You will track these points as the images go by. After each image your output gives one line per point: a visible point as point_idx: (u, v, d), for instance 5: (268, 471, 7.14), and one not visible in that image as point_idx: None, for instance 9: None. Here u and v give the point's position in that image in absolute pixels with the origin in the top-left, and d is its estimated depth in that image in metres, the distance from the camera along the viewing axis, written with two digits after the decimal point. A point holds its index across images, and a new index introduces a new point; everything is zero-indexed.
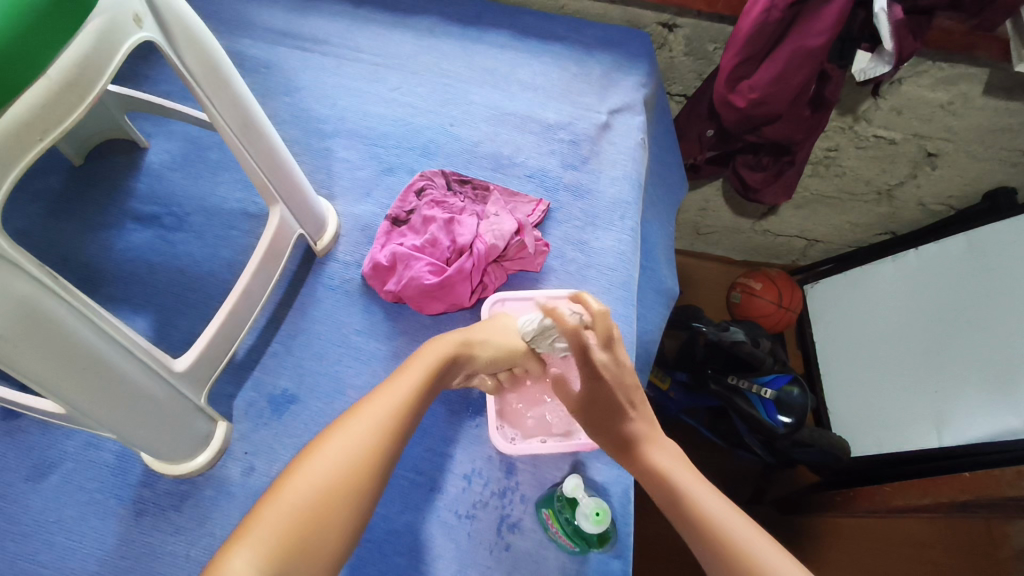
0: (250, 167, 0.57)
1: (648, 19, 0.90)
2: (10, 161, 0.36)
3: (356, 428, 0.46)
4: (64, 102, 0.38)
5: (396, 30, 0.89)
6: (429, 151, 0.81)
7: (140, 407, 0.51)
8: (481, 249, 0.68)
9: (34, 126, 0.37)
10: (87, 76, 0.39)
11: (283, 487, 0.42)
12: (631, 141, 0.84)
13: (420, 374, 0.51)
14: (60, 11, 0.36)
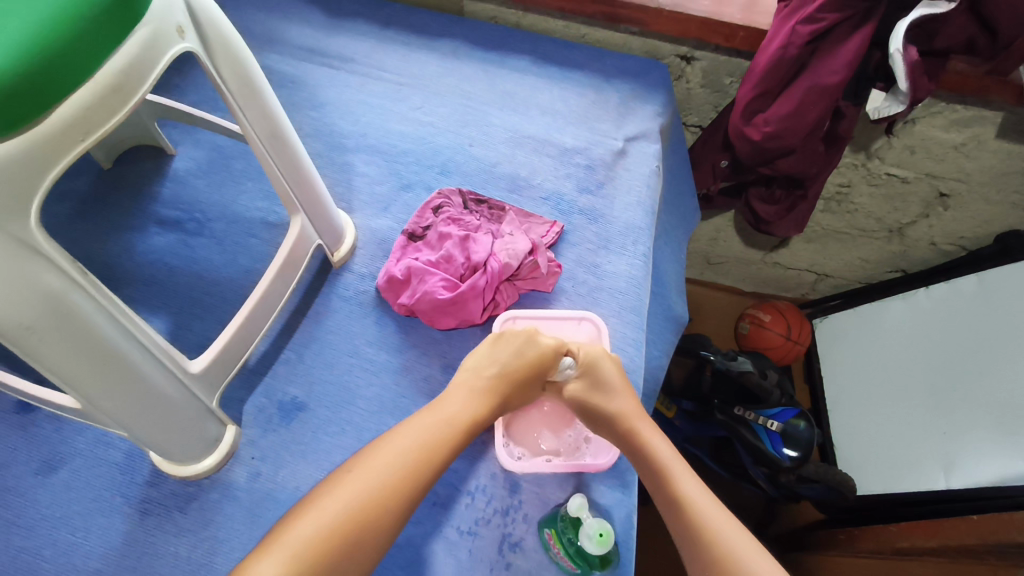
0: (275, 177, 0.59)
1: (667, 51, 0.94)
2: (54, 157, 0.38)
3: (385, 456, 0.48)
4: (110, 106, 0.40)
5: (421, 51, 0.91)
6: (447, 169, 0.83)
7: (156, 407, 0.52)
8: (495, 266, 0.69)
9: (78, 126, 0.38)
10: (133, 82, 0.41)
11: (312, 506, 0.44)
12: (647, 168, 0.85)
13: (451, 410, 0.54)
14: (109, 18, 0.38)
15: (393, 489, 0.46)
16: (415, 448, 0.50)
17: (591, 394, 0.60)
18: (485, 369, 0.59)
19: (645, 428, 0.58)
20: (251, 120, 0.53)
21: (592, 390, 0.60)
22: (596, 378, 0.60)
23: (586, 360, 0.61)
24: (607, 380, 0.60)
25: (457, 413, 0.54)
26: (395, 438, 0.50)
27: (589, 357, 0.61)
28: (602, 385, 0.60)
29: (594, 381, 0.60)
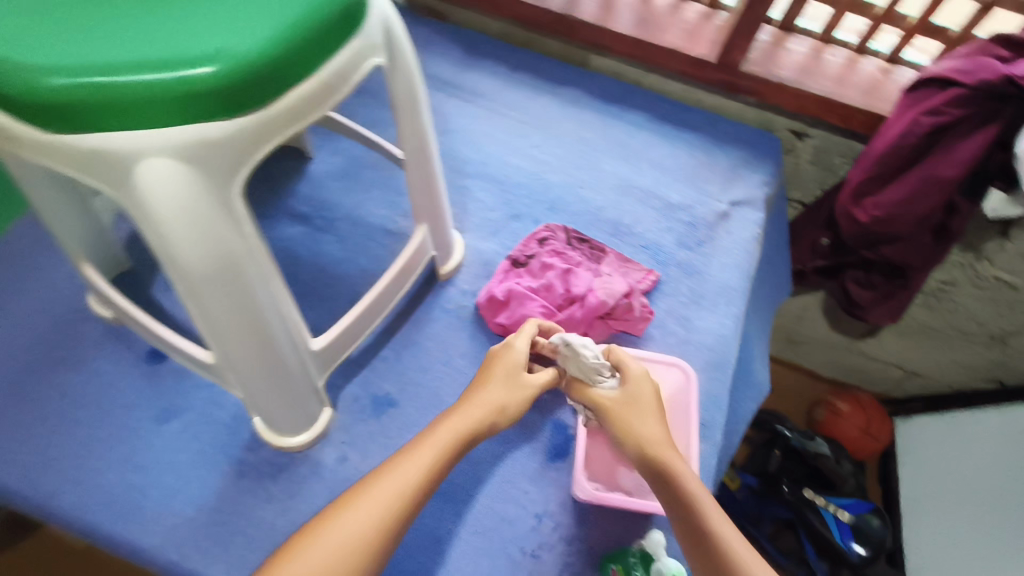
0: (413, 187, 0.64)
1: (781, 124, 0.97)
2: (268, 137, 0.43)
3: (401, 472, 0.51)
4: (318, 101, 0.45)
5: (546, 96, 0.98)
6: (556, 206, 0.87)
7: (280, 377, 0.57)
8: (593, 302, 0.72)
9: (292, 114, 0.43)
10: (340, 83, 0.46)
11: (339, 515, 0.48)
12: (748, 234, 0.87)
13: (427, 454, 0.53)
14: (331, 29, 0.44)
15: (367, 545, 0.47)
16: (423, 467, 0.52)
17: (625, 406, 0.60)
18: (485, 396, 0.59)
19: (673, 460, 0.56)
20: (411, 134, 0.59)
21: (629, 402, 0.60)
22: (641, 395, 0.61)
23: (634, 376, 0.62)
24: (648, 398, 0.60)
25: (465, 431, 0.56)
26: (407, 456, 0.53)
27: (637, 373, 0.62)
28: (645, 401, 0.60)
29: (635, 395, 0.61)
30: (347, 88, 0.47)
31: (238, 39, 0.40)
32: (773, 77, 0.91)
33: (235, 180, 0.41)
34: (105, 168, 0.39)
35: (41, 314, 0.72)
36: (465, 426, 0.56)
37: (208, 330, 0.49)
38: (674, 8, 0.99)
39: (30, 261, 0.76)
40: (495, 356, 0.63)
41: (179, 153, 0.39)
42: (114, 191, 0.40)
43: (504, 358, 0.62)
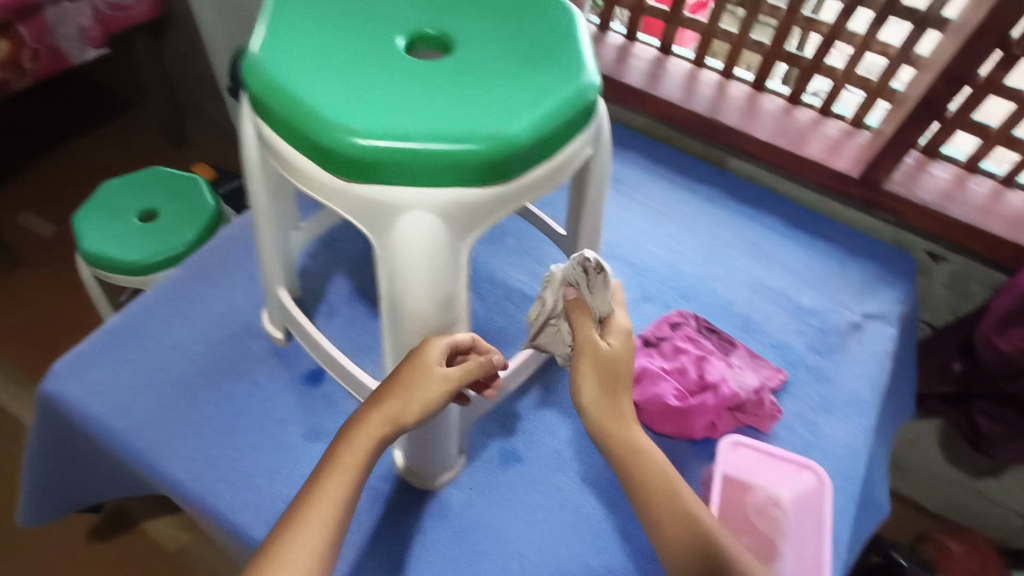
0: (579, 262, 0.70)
1: (918, 245, 0.99)
2: (509, 205, 0.47)
3: (334, 482, 0.49)
4: (549, 179, 0.48)
5: (683, 191, 1.03)
6: (687, 295, 0.90)
7: (438, 416, 0.60)
8: (726, 392, 0.73)
9: (532, 188, 0.47)
10: (569, 166, 0.49)
11: (293, 537, 0.46)
12: (881, 348, 0.86)
13: (345, 479, 0.49)
14: (583, 116, 0.47)
15: None
16: (350, 479, 0.49)
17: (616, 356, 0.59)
18: (405, 404, 0.50)
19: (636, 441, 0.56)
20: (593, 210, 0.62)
21: (612, 360, 0.58)
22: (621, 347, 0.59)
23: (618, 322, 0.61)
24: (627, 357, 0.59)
25: (373, 446, 0.50)
26: (332, 471, 0.49)
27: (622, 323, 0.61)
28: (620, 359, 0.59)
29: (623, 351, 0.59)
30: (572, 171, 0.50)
31: (499, 118, 0.44)
32: (916, 199, 0.93)
33: (469, 239, 0.46)
34: (374, 215, 0.44)
35: (217, 325, 0.79)
36: (373, 442, 0.51)
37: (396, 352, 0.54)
38: (817, 123, 1.03)
39: (213, 277, 0.83)
40: (415, 354, 0.51)
41: (435, 209, 0.43)
42: (370, 229, 0.45)
43: (421, 355, 0.51)
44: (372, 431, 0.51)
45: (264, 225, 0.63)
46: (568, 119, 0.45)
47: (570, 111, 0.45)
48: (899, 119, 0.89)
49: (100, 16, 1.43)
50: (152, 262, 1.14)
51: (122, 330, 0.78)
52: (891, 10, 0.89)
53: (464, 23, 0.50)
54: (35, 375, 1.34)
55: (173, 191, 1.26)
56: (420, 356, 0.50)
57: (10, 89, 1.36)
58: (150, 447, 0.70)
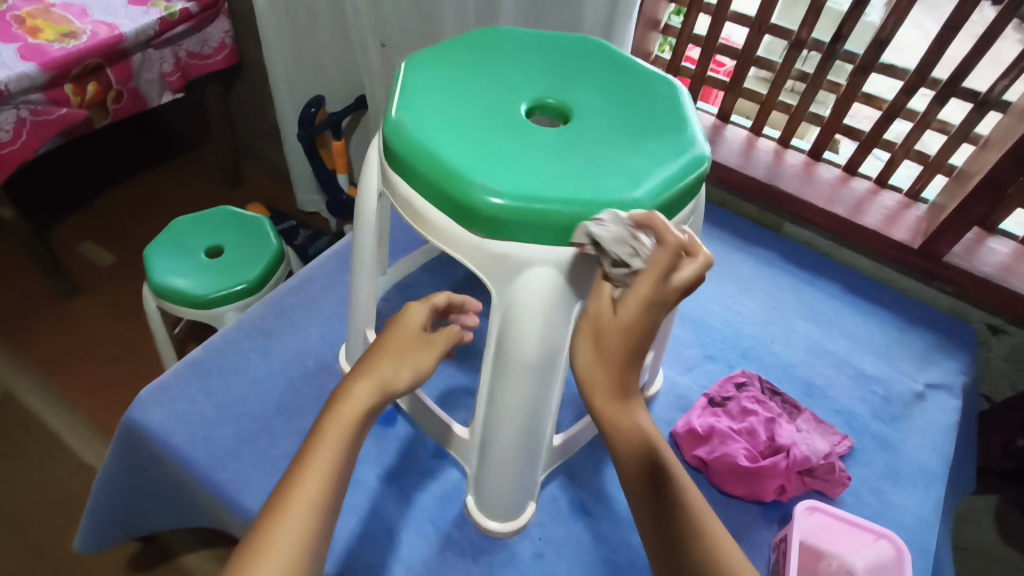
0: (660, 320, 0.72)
1: (977, 316, 0.99)
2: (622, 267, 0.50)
3: (325, 456, 0.47)
4: None
5: (740, 253, 1.06)
6: (749, 354, 0.92)
7: (522, 462, 0.62)
8: (798, 455, 0.73)
9: None
10: (675, 235, 0.53)
11: (281, 513, 0.44)
12: (946, 419, 0.86)
13: (338, 443, 0.47)
14: (693, 190, 0.51)
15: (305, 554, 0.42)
16: (336, 456, 0.47)
17: (623, 338, 0.46)
18: (385, 367, 0.52)
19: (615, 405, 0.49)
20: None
21: (626, 338, 0.46)
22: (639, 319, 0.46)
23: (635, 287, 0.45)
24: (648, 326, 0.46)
25: (359, 416, 0.49)
26: (319, 446, 0.47)
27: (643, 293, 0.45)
28: (630, 337, 0.46)
29: (636, 329, 0.46)
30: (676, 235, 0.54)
31: (625, 186, 0.48)
32: (977, 272, 0.94)
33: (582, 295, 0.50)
34: (494, 266, 0.49)
35: (295, 363, 0.82)
36: (362, 411, 0.50)
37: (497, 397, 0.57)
38: (874, 193, 1.06)
39: (291, 317, 0.87)
40: (395, 322, 0.56)
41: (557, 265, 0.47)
42: (492, 280, 0.49)
43: (401, 321, 0.56)
44: (361, 394, 0.50)
45: (365, 272, 0.66)
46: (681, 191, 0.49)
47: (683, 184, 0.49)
48: (962, 195, 0.91)
49: (181, 63, 1.52)
50: (218, 296, 1.18)
51: (202, 362, 0.81)
52: (953, 91, 0.93)
53: (581, 97, 0.55)
54: (84, 400, 1.36)
55: (241, 230, 1.31)
56: (400, 322, 0.55)
57: (92, 126, 1.44)
58: (229, 480, 0.71)
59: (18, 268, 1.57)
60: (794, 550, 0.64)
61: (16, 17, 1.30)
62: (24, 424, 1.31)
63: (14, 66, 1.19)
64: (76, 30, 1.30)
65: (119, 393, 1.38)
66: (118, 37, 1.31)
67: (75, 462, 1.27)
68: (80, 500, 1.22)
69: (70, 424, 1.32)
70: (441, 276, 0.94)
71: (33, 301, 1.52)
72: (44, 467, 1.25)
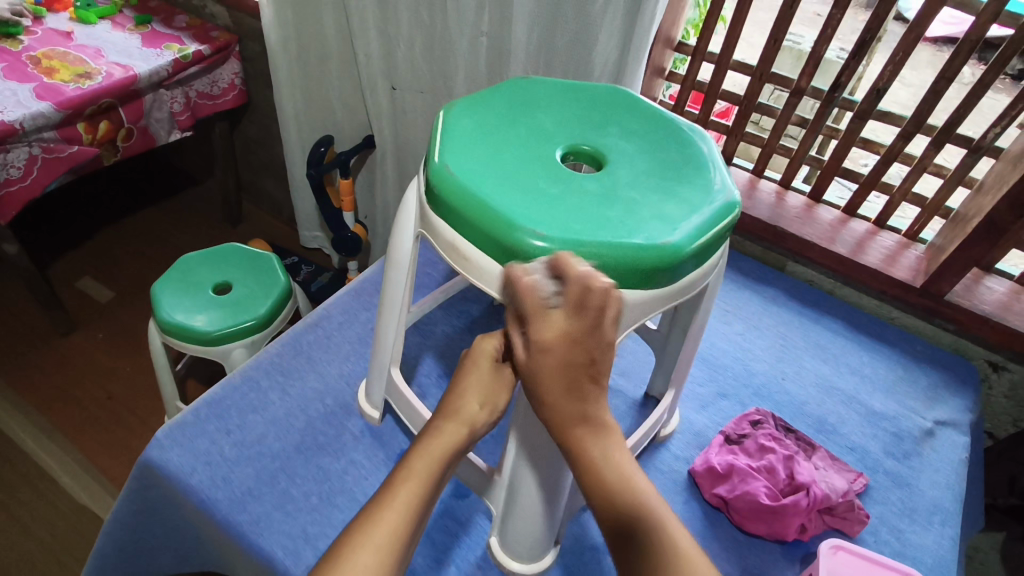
0: (682, 360, 0.73)
1: (978, 353, 1.02)
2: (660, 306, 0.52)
3: (408, 490, 0.52)
4: (692, 286, 0.54)
5: (746, 292, 1.09)
6: (761, 392, 0.93)
7: (553, 505, 0.63)
8: (818, 493, 0.73)
9: (681, 291, 0.53)
10: (706, 276, 0.55)
11: (362, 536, 0.49)
12: (956, 456, 0.88)
13: (420, 484, 0.52)
14: (725, 232, 0.54)
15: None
16: (415, 492, 0.52)
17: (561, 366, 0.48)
18: (466, 405, 0.57)
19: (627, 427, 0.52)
20: (703, 315, 0.68)
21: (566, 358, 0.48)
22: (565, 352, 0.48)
23: (551, 327, 0.47)
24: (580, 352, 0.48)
25: (443, 455, 0.55)
26: (405, 480, 0.52)
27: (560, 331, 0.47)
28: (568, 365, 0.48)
29: (566, 360, 0.48)
30: (707, 277, 0.56)
31: (664, 230, 0.50)
32: (977, 311, 0.97)
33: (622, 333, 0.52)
34: None
35: (314, 403, 0.82)
36: (444, 451, 0.55)
37: (528, 444, 0.60)
38: (874, 233, 1.09)
39: (308, 354, 0.87)
40: (470, 356, 0.61)
41: None
42: None
43: (476, 354, 0.61)
44: (445, 440, 0.55)
45: (396, 311, 0.68)
46: (714, 233, 0.52)
47: (716, 226, 0.52)
48: (961, 237, 0.94)
49: (191, 103, 1.54)
50: (225, 334, 1.17)
51: (220, 401, 0.80)
52: (948, 137, 0.97)
53: (613, 147, 0.58)
54: (79, 439, 1.33)
55: (247, 267, 1.31)
56: (473, 355, 0.60)
57: (101, 164, 1.45)
58: (249, 522, 0.69)
59: (16, 303, 1.56)
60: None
61: (31, 57, 1.32)
62: (17, 464, 1.28)
63: (29, 105, 1.20)
64: (91, 71, 1.32)
65: (115, 431, 1.36)
66: (133, 78, 1.33)
67: (69, 504, 1.23)
68: (73, 543, 1.18)
69: (62, 462, 1.29)
70: (457, 314, 0.95)
71: (31, 337, 1.50)
72: (36, 510, 1.22)
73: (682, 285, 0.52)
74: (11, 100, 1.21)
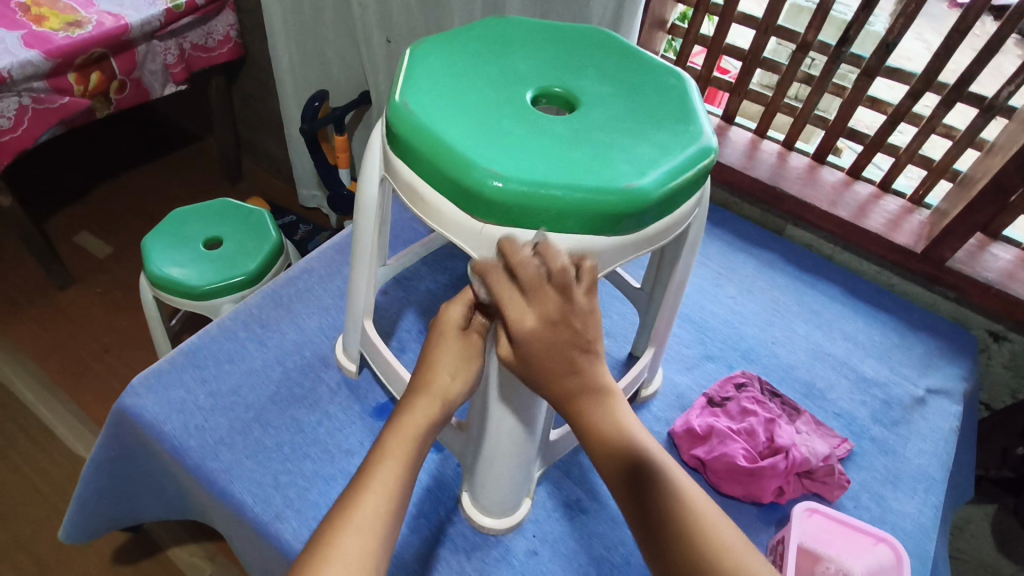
0: (664, 317, 0.71)
1: (978, 323, 0.99)
2: (630, 253, 0.51)
3: (387, 467, 0.49)
4: (662, 234, 0.52)
5: (742, 256, 1.06)
6: (749, 355, 0.91)
7: (523, 460, 0.63)
8: (797, 456, 0.72)
9: (650, 240, 0.51)
10: (678, 225, 0.53)
11: (344, 518, 0.46)
12: (946, 424, 0.86)
13: (400, 461, 0.50)
14: (697, 179, 0.51)
15: (370, 553, 0.44)
16: (397, 468, 0.50)
17: (545, 339, 0.46)
18: (437, 378, 0.55)
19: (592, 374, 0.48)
20: (682, 269, 0.66)
21: (551, 335, 0.46)
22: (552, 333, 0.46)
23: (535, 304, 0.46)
24: (570, 341, 0.47)
25: (419, 431, 0.52)
26: (381, 462, 0.50)
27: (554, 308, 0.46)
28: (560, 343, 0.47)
29: (551, 341, 0.46)
30: (680, 227, 0.54)
31: (632, 174, 0.48)
32: (979, 278, 0.94)
33: None
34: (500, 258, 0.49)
35: (291, 355, 0.81)
36: (420, 428, 0.52)
37: (498, 404, 0.58)
38: (877, 197, 1.06)
39: (288, 307, 0.87)
40: (437, 326, 0.58)
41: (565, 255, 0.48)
42: None
43: (441, 325, 0.57)
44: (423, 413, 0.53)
45: (366, 262, 0.66)
46: (685, 178, 0.49)
47: (687, 171, 0.50)
48: (965, 200, 0.91)
49: (185, 55, 1.51)
50: (214, 288, 1.17)
51: (198, 350, 0.80)
52: (959, 96, 0.93)
53: (588, 90, 0.55)
54: (74, 390, 1.35)
55: (239, 222, 1.30)
56: (439, 325, 0.57)
57: (94, 116, 1.43)
58: (221, 470, 0.69)
59: (15, 255, 1.57)
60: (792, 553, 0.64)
61: (20, 5, 1.29)
62: (14, 414, 1.30)
63: (17, 53, 1.18)
64: (82, 20, 1.29)
65: (111, 384, 1.37)
66: (123, 28, 1.30)
67: (62, 451, 1.25)
68: (67, 490, 1.21)
69: (58, 413, 1.31)
70: (440, 270, 0.94)
71: (28, 289, 1.51)
72: (30, 456, 1.24)
73: (647, 233, 0.50)
74: None
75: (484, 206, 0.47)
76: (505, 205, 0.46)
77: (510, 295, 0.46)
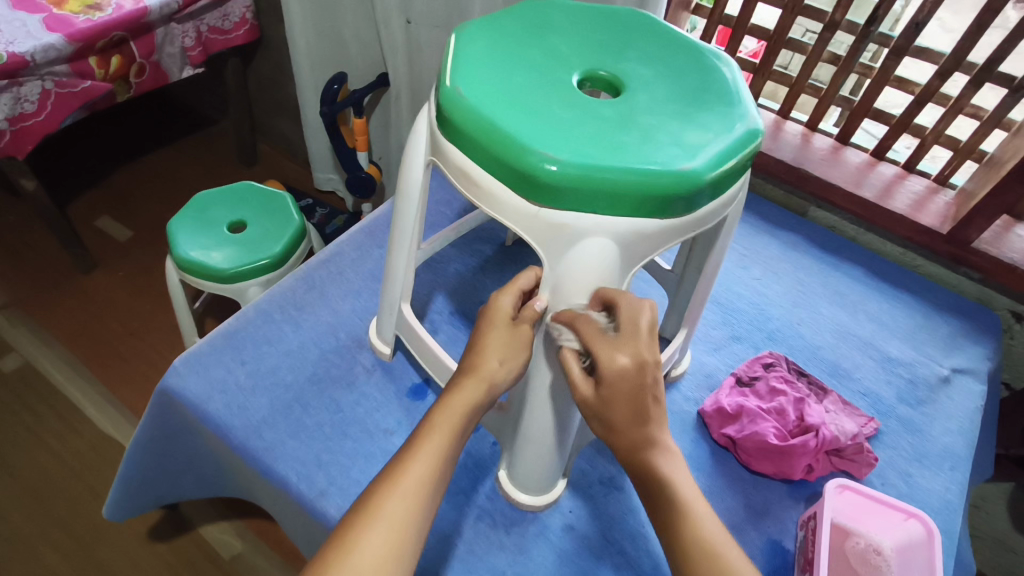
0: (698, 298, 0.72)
1: (1001, 303, 1.00)
2: (680, 235, 0.51)
3: (432, 442, 0.51)
4: (708, 217, 0.53)
5: (766, 237, 1.06)
6: (775, 336, 0.92)
7: (565, 437, 0.64)
8: (826, 435, 0.74)
9: (698, 222, 0.52)
10: (723, 208, 0.54)
11: (389, 487, 0.48)
12: (971, 404, 0.87)
13: (445, 435, 0.51)
14: (745, 162, 0.52)
15: (409, 519, 0.47)
16: (442, 444, 0.51)
17: (627, 385, 0.48)
18: (486, 361, 0.55)
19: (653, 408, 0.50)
20: (718, 251, 0.67)
21: (634, 379, 0.48)
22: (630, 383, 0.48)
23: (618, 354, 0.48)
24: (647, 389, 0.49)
25: (465, 411, 0.53)
26: (427, 437, 0.51)
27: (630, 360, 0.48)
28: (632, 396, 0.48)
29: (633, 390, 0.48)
30: (725, 209, 0.55)
31: (682, 156, 0.49)
32: (1004, 259, 0.94)
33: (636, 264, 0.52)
34: (558, 239, 0.49)
35: (327, 336, 0.83)
36: (465, 408, 0.53)
37: (544, 384, 0.59)
38: (902, 178, 1.06)
39: (321, 289, 0.88)
40: (487, 316, 0.57)
41: (617, 235, 0.49)
42: (545, 248, 0.50)
43: (492, 313, 0.57)
44: (469, 390, 0.54)
45: (405, 244, 0.67)
46: (733, 161, 0.50)
47: (735, 154, 0.50)
48: (993, 181, 0.91)
49: (202, 38, 1.51)
50: (240, 271, 1.18)
51: (237, 331, 0.81)
52: (987, 76, 0.92)
53: (632, 72, 0.56)
54: (102, 373, 1.37)
55: (262, 206, 1.31)
56: (490, 314, 0.56)
57: (114, 100, 1.43)
58: (263, 447, 0.71)
59: (38, 239, 1.58)
60: (824, 529, 0.65)
61: None
62: (44, 395, 1.32)
63: (39, 37, 1.18)
64: (101, 3, 1.29)
65: (137, 366, 1.39)
66: (143, 10, 1.30)
67: (92, 431, 1.28)
68: (98, 469, 1.23)
69: (87, 393, 1.34)
70: (470, 252, 0.95)
71: (53, 273, 1.53)
72: (62, 436, 1.27)
73: (695, 215, 0.51)
74: (21, 32, 1.18)
75: (538, 189, 0.47)
76: (558, 187, 0.47)
77: (599, 339, 0.49)
